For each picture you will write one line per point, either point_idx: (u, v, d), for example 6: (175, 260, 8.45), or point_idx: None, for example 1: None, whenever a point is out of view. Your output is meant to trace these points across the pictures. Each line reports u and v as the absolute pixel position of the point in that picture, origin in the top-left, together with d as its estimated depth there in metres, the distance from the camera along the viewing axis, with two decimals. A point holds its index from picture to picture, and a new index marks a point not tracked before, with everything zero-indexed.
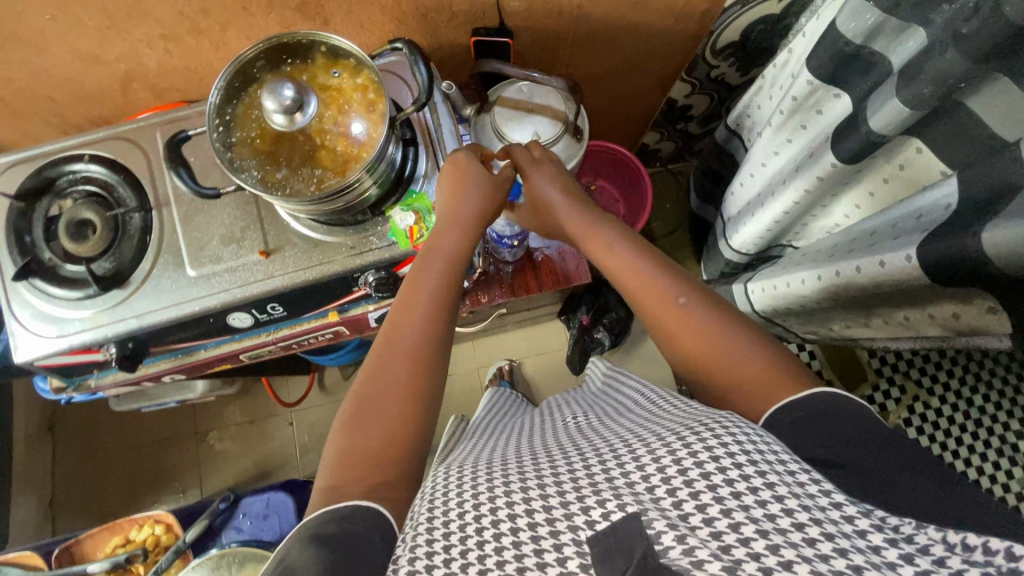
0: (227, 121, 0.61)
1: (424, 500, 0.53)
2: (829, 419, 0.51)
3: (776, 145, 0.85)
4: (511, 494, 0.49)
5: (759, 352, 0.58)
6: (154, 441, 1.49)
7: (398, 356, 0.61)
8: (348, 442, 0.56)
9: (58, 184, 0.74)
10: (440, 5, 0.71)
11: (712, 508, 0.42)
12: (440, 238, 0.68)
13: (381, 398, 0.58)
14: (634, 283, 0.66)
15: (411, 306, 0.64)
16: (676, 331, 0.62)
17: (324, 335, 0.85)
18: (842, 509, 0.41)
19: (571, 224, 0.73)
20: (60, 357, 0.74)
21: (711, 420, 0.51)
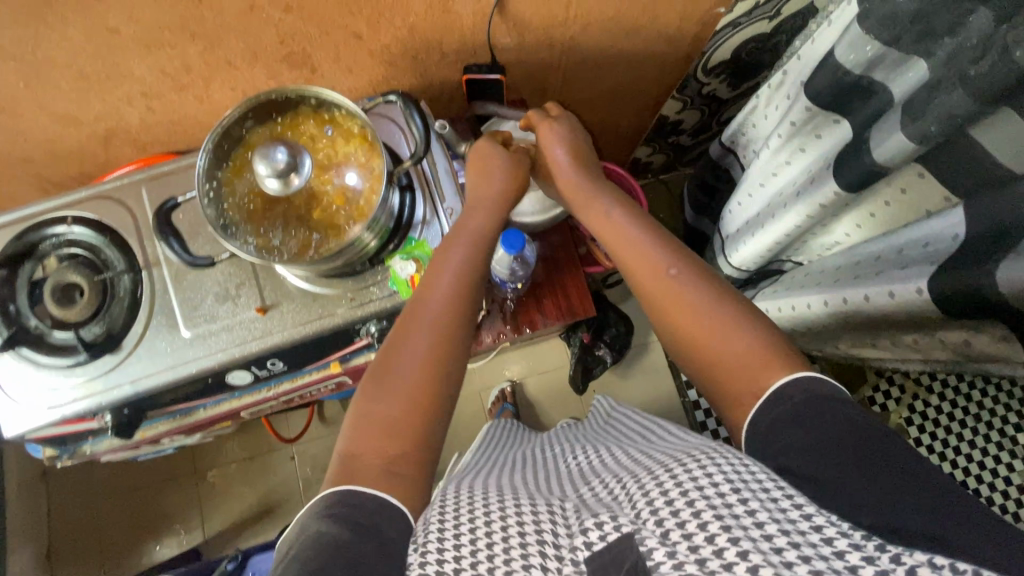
0: (223, 185, 0.59)
1: (432, 511, 0.52)
2: (816, 416, 0.47)
3: (774, 166, 0.85)
4: (519, 518, 0.50)
5: (753, 331, 0.55)
6: (152, 483, 1.45)
7: (422, 327, 0.59)
8: (365, 410, 0.55)
9: (41, 248, 0.71)
10: (430, 45, 0.69)
11: (696, 536, 0.42)
12: (469, 216, 0.69)
13: (403, 367, 0.57)
14: (637, 256, 0.65)
15: (433, 280, 0.62)
16: (669, 303, 0.60)
17: (326, 386, 0.84)
18: (822, 530, 0.41)
19: (578, 200, 0.74)
20: (54, 428, 0.71)
21: (700, 452, 0.52)
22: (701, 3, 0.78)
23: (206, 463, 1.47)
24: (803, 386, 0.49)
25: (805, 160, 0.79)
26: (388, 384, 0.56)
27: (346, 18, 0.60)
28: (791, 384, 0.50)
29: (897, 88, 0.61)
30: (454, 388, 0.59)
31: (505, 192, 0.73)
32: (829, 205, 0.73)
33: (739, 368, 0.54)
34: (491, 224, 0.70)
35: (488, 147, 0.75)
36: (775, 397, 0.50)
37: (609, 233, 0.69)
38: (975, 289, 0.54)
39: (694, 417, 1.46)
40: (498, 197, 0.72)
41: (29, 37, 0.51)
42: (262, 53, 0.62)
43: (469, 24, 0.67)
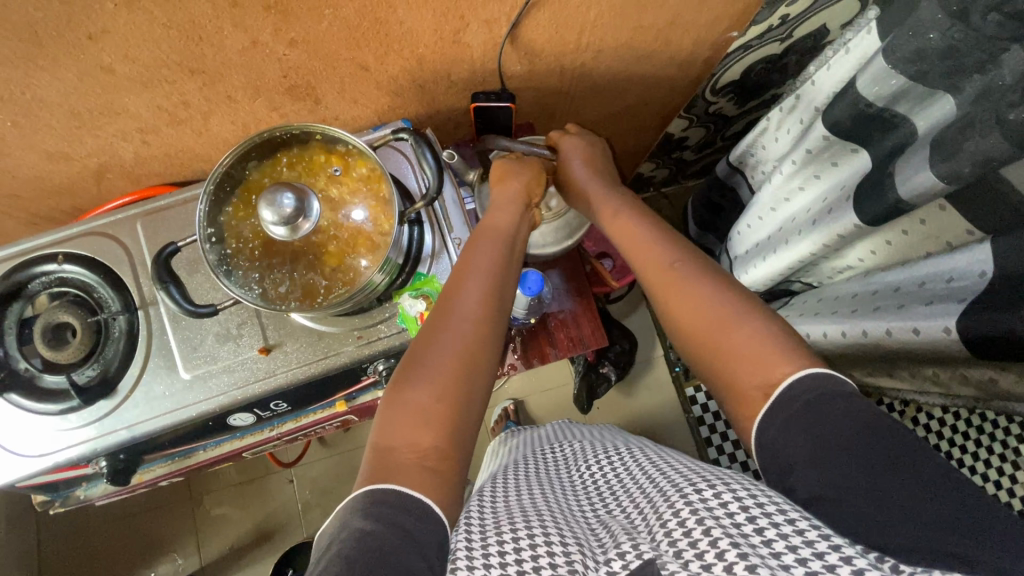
0: (223, 232, 0.56)
1: (462, 526, 0.51)
2: (819, 419, 0.45)
3: (791, 187, 0.83)
4: (548, 535, 0.49)
5: (757, 327, 0.52)
6: (145, 510, 1.41)
7: (454, 321, 0.58)
8: (393, 401, 0.53)
9: (30, 288, 0.67)
10: (439, 75, 0.67)
11: (716, 566, 0.41)
12: (495, 215, 0.69)
13: (433, 359, 0.56)
14: (654, 251, 0.63)
15: (463, 276, 0.62)
16: (678, 297, 0.58)
17: (331, 424, 0.81)
18: (831, 540, 0.40)
19: (596, 195, 0.73)
20: (46, 475, 0.68)
21: (716, 479, 0.51)
22: (714, 29, 0.76)
23: (202, 489, 1.43)
24: (809, 385, 0.46)
25: (823, 184, 0.77)
26: (420, 375, 0.55)
27: (354, 51, 0.58)
28: (785, 391, 0.47)
29: (920, 120, 0.60)
30: (482, 387, 0.57)
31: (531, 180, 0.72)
32: (849, 235, 0.71)
33: (745, 360, 0.51)
34: (518, 218, 0.69)
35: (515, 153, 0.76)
36: (782, 397, 0.47)
37: (623, 229, 0.68)
38: (1010, 331, 0.52)
39: (699, 434, 1.44)
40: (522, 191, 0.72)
41: (19, 77, 0.48)
42: (264, 86, 0.59)
43: (479, 54, 0.65)
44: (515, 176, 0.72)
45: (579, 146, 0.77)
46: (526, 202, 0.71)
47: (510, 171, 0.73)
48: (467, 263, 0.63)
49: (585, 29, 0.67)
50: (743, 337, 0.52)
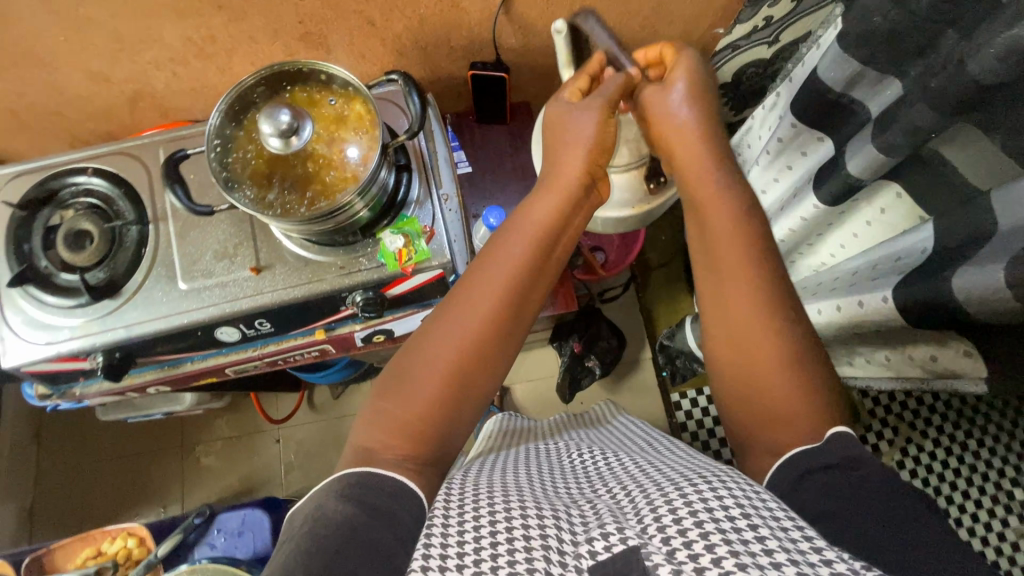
0: (229, 142, 0.63)
1: (440, 500, 0.53)
2: (851, 477, 0.46)
3: (777, 170, 0.85)
4: (526, 517, 0.49)
5: (810, 389, 0.50)
6: (137, 453, 1.47)
7: (461, 330, 0.55)
8: (381, 405, 0.55)
9: (60, 195, 0.76)
10: (439, 39, 0.75)
11: (703, 558, 0.41)
12: (535, 200, 0.60)
13: (422, 373, 0.55)
14: (731, 275, 0.53)
15: (476, 283, 0.57)
16: (733, 323, 0.52)
17: (311, 354, 0.85)
18: (821, 554, 0.41)
19: (694, 171, 0.57)
20: (49, 364, 0.74)
21: (714, 478, 0.51)
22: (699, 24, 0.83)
23: (193, 439, 1.48)
24: (812, 461, 0.48)
25: (795, 175, 0.82)
26: (416, 376, 0.55)
27: (361, 4, 0.65)
28: (789, 461, 0.49)
29: (875, 106, 0.64)
30: (472, 406, 0.57)
31: (594, 147, 0.61)
32: (811, 219, 0.78)
33: (774, 423, 0.51)
34: (561, 209, 0.60)
35: (597, 97, 0.61)
36: (801, 455, 0.49)
37: (700, 234, 0.56)
38: (936, 300, 0.55)
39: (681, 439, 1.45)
40: (588, 161, 0.61)
41: None
42: (282, 30, 0.67)
43: (476, 21, 0.72)
44: (586, 141, 0.61)
45: (694, 87, 0.59)
46: (589, 181, 0.61)
47: (580, 131, 0.61)
48: (490, 268, 0.57)
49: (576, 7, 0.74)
50: (788, 394, 0.50)
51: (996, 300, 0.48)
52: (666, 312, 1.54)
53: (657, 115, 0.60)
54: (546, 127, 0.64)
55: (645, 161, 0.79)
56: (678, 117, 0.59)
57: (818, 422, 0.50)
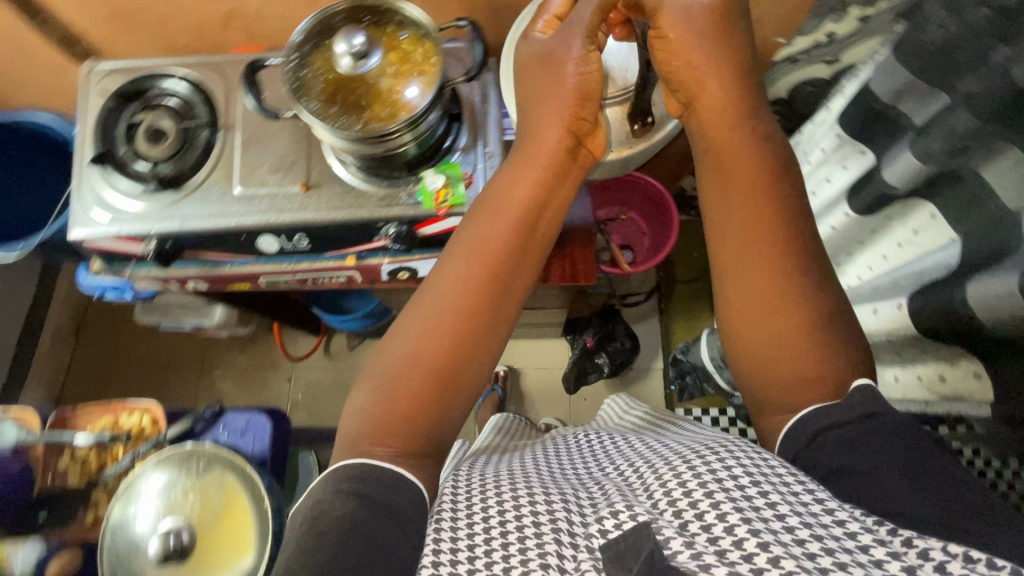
0: (303, 58, 0.69)
1: (446, 495, 0.58)
2: (867, 442, 0.48)
3: (813, 183, 0.86)
4: (534, 506, 0.53)
5: (830, 354, 0.52)
6: (161, 364, 1.55)
7: (450, 297, 0.57)
8: (381, 374, 0.56)
9: (148, 94, 0.84)
10: (509, 4, 0.80)
11: (715, 527, 0.44)
12: (536, 152, 0.64)
13: (423, 333, 0.56)
14: (757, 247, 0.55)
15: (484, 234, 0.60)
16: (756, 297, 0.54)
17: (338, 279, 0.90)
18: (834, 514, 0.44)
19: (710, 102, 0.59)
20: (109, 241, 0.81)
21: (724, 448, 0.54)
22: None
23: (213, 361, 1.55)
24: (811, 427, 0.52)
25: (826, 192, 0.83)
26: (402, 350, 0.56)
27: None
28: (804, 418, 0.52)
29: (919, 119, 0.62)
30: (486, 357, 0.58)
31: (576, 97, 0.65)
32: (841, 228, 0.81)
33: (783, 386, 0.54)
34: (547, 163, 0.64)
35: (575, 30, 0.64)
36: (808, 417, 0.52)
37: (713, 197, 0.59)
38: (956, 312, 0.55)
39: None
40: (564, 129, 0.65)
41: None
42: None
43: None
44: (567, 92, 0.65)
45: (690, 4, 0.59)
46: (568, 149, 0.65)
47: (562, 74, 0.65)
48: (488, 220, 0.61)
49: None
50: (804, 356, 0.52)
51: (1013, 309, 0.48)
52: (686, 327, 1.53)
53: (675, 49, 0.60)
54: (530, 62, 0.68)
55: (631, 96, 0.76)
56: (674, 40, 0.60)
57: (829, 382, 0.52)
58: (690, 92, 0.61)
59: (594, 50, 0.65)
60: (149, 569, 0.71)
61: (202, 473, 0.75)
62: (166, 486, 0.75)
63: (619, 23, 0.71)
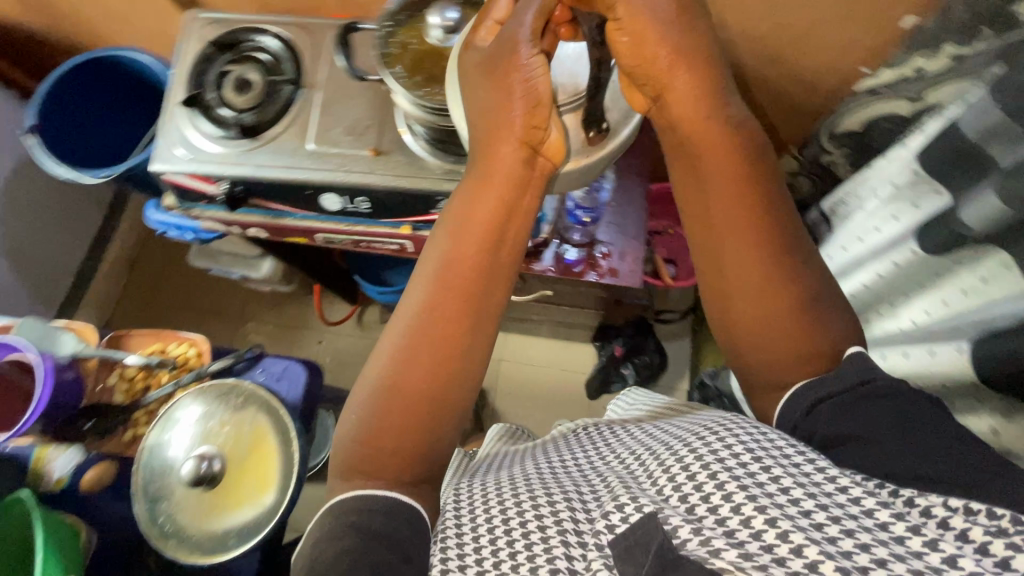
0: (396, 26, 0.72)
1: (450, 513, 0.55)
2: (861, 402, 0.49)
3: (863, 230, 0.86)
4: (539, 510, 0.51)
5: (827, 327, 0.54)
6: (202, 309, 1.61)
7: (424, 324, 0.56)
8: (363, 404, 0.56)
9: (241, 46, 0.89)
10: None
11: (722, 509, 0.43)
12: (495, 161, 0.59)
13: (403, 360, 0.56)
14: (748, 255, 0.55)
15: (451, 248, 0.58)
16: (751, 295, 0.55)
17: (389, 246, 0.93)
18: (837, 481, 0.43)
19: (678, 101, 0.57)
20: (184, 177, 0.85)
21: (722, 426, 0.53)
22: None
23: (251, 313, 1.61)
24: (813, 394, 0.52)
25: (877, 238, 0.82)
26: (377, 382, 0.56)
27: None
28: (795, 395, 0.53)
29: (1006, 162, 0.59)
30: (477, 358, 0.58)
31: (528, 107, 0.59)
32: (904, 266, 0.77)
33: (782, 361, 0.55)
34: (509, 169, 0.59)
35: (518, 35, 0.58)
36: (811, 384, 0.52)
37: (698, 209, 0.58)
38: None
39: None
40: (515, 141, 0.60)
41: None
42: None
43: None
44: (518, 98, 0.58)
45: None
46: (524, 157, 0.60)
47: (511, 82, 0.58)
48: (457, 235, 0.58)
49: None
50: (797, 335, 0.54)
51: None
52: None
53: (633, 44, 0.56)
54: (473, 69, 0.61)
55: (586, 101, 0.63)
56: (627, 32, 0.56)
57: (827, 353, 0.53)
58: (658, 86, 0.58)
59: (540, 50, 0.58)
60: (179, 490, 0.74)
61: (233, 407, 0.78)
62: (202, 415, 0.78)
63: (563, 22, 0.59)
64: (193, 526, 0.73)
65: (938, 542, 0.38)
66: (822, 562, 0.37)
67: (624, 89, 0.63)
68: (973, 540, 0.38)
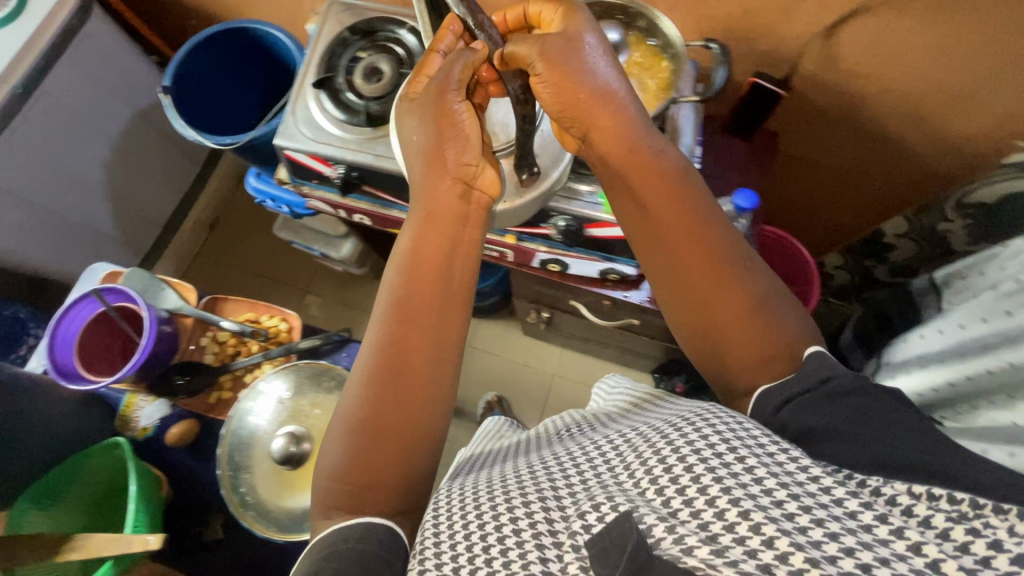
0: None
1: (428, 525, 0.50)
2: (835, 401, 0.48)
3: (982, 313, 0.71)
4: (512, 510, 0.46)
5: (779, 327, 0.55)
6: (271, 277, 1.65)
7: (385, 356, 0.55)
8: (333, 450, 0.54)
9: (376, 35, 0.89)
10: (743, 38, 0.78)
11: (697, 500, 0.40)
12: (437, 199, 0.61)
13: (365, 397, 0.55)
14: (699, 281, 0.57)
15: (398, 280, 0.58)
16: (711, 316, 0.57)
17: (490, 252, 0.92)
18: (809, 472, 0.41)
19: (604, 136, 0.60)
20: (304, 157, 0.87)
21: (694, 415, 0.49)
22: (998, 128, 0.79)
23: (316, 289, 1.63)
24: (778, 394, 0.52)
25: (955, 336, 0.73)
26: (348, 422, 0.54)
27: None
28: (762, 395, 0.53)
29: None
30: (443, 367, 0.57)
31: (471, 149, 0.61)
32: None
33: (746, 366, 0.55)
34: (456, 200, 0.61)
35: (445, 86, 0.60)
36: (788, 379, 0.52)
37: (654, 248, 0.60)
38: None
39: None
40: (452, 176, 0.61)
41: None
42: None
43: (793, 33, 0.75)
44: (450, 142, 0.61)
45: (554, 41, 0.57)
46: (460, 193, 0.61)
47: (444, 130, 0.60)
48: (403, 266, 0.59)
49: (895, 57, 0.73)
50: (753, 340, 0.55)
51: None
52: None
53: (557, 85, 0.58)
54: (414, 116, 0.64)
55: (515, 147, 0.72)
56: (546, 79, 0.58)
57: (789, 348, 0.54)
58: (583, 126, 0.60)
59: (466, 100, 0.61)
60: (262, 463, 0.77)
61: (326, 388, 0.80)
62: (291, 392, 0.79)
63: (491, 80, 0.65)
64: (273, 503, 0.75)
65: (904, 530, 0.35)
66: (793, 554, 0.34)
67: (557, 131, 0.66)
68: (936, 526, 0.36)
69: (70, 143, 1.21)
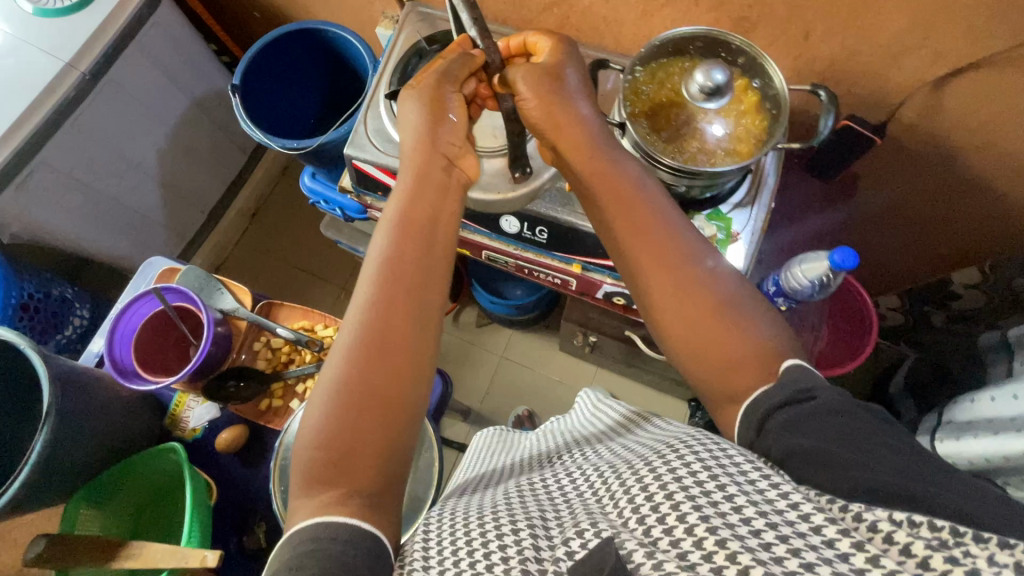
0: (645, 70, 0.69)
1: (417, 547, 0.46)
2: (819, 419, 0.44)
3: None
4: (501, 536, 0.43)
5: (756, 331, 0.52)
6: (308, 270, 1.64)
7: (366, 326, 0.50)
8: (309, 430, 0.48)
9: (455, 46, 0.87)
10: (844, 78, 0.74)
11: (677, 529, 0.38)
12: (421, 170, 0.59)
13: (340, 370, 0.49)
14: (679, 279, 0.54)
15: (375, 248, 0.54)
16: (686, 314, 0.53)
17: (553, 279, 0.90)
18: (789, 496, 0.39)
19: (571, 144, 0.60)
20: (373, 168, 0.85)
21: (679, 440, 0.48)
22: None
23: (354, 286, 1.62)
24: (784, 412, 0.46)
25: None
26: (330, 391, 0.48)
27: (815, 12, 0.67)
28: (750, 408, 0.49)
29: None
30: (424, 337, 0.52)
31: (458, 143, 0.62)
32: None
33: (720, 369, 0.51)
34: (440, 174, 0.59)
35: (441, 78, 0.61)
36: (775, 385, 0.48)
37: (641, 242, 0.56)
38: None
39: None
40: (439, 154, 0.60)
41: None
42: (728, 5, 0.71)
43: (900, 78, 0.71)
44: (441, 123, 0.61)
45: (535, 71, 0.61)
46: (441, 165, 0.60)
47: (439, 115, 0.61)
48: (381, 235, 0.55)
49: (1003, 113, 0.70)
50: (724, 344, 0.51)
51: None
52: None
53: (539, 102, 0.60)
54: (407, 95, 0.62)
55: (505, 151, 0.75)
56: (532, 101, 0.60)
57: (766, 358, 0.51)
58: (553, 144, 0.62)
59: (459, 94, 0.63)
60: None
61: None
62: None
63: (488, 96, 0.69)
64: None
65: (879, 558, 0.33)
66: None
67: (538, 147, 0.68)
68: (915, 555, 0.34)
69: (129, 130, 1.21)
